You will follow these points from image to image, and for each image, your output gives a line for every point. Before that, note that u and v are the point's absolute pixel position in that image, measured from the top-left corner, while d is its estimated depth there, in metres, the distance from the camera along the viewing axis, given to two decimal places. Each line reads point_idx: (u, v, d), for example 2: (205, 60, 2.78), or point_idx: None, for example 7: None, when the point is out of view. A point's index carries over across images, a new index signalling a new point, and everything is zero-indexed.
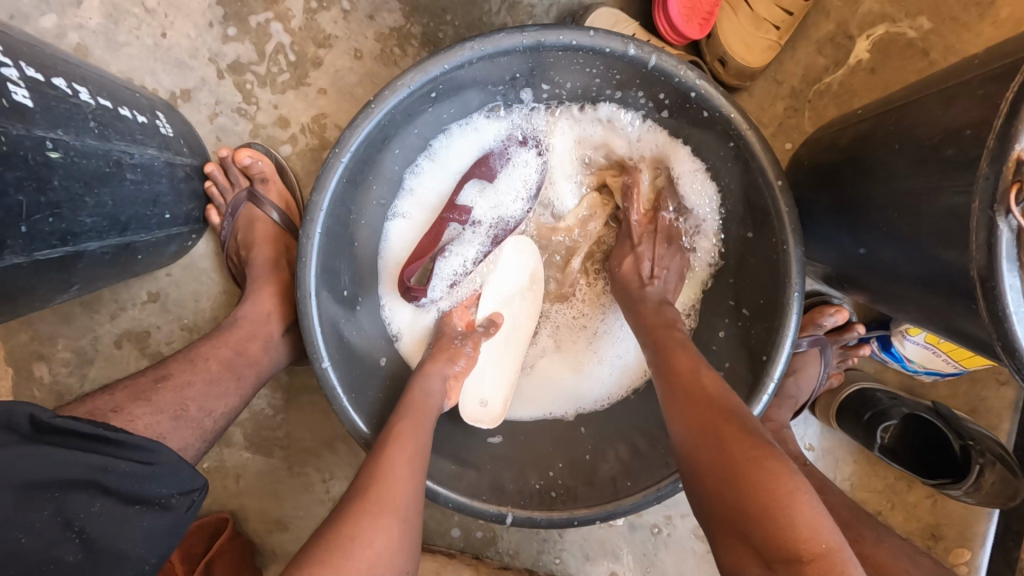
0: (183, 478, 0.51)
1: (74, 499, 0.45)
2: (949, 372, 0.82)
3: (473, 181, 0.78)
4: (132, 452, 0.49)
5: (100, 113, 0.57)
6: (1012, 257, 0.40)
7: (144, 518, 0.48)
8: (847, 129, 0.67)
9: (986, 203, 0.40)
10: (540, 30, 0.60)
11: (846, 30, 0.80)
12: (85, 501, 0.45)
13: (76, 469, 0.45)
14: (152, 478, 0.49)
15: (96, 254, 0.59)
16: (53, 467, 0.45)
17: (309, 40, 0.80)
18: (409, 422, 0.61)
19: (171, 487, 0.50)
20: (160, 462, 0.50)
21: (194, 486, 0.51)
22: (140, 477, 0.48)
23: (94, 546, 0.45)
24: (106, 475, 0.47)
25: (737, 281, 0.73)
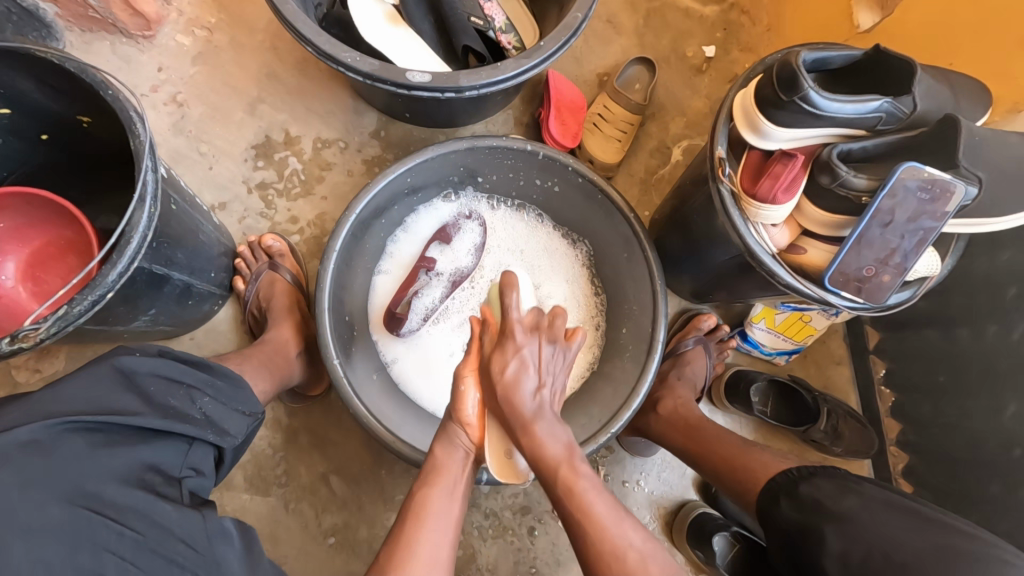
0: (251, 402, 0.78)
1: (195, 393, 0.70)
2: (792, 350, 1.13)
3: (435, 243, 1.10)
4: (221, 378, 0.76)
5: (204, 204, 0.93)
6: (733, 203, 0.76)
7: (234, 415, 0.73)
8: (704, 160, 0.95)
9: (714, 181, 0.77)
10: (474, 138, 0.98)
11: (666, 144, 1.27)
12: (202, 393, 0.71)
13: (194, 375, 0.71)
14: (235, 396, 0.76)
15: (174, 284, 0.82)
16: (180, 372, 0.70)
17: (315, 166, 1.16)
18: (433, 492, 0.72)
19: (244, 405, 0.76)
20: (241, 388, 0.77)
21: (256, 409, 0.78)
22: (228, 394, 0.75)
23: (208, 420, 0.69)
24: (210, 386, 0.73)
25: (627, 290, 1.06)
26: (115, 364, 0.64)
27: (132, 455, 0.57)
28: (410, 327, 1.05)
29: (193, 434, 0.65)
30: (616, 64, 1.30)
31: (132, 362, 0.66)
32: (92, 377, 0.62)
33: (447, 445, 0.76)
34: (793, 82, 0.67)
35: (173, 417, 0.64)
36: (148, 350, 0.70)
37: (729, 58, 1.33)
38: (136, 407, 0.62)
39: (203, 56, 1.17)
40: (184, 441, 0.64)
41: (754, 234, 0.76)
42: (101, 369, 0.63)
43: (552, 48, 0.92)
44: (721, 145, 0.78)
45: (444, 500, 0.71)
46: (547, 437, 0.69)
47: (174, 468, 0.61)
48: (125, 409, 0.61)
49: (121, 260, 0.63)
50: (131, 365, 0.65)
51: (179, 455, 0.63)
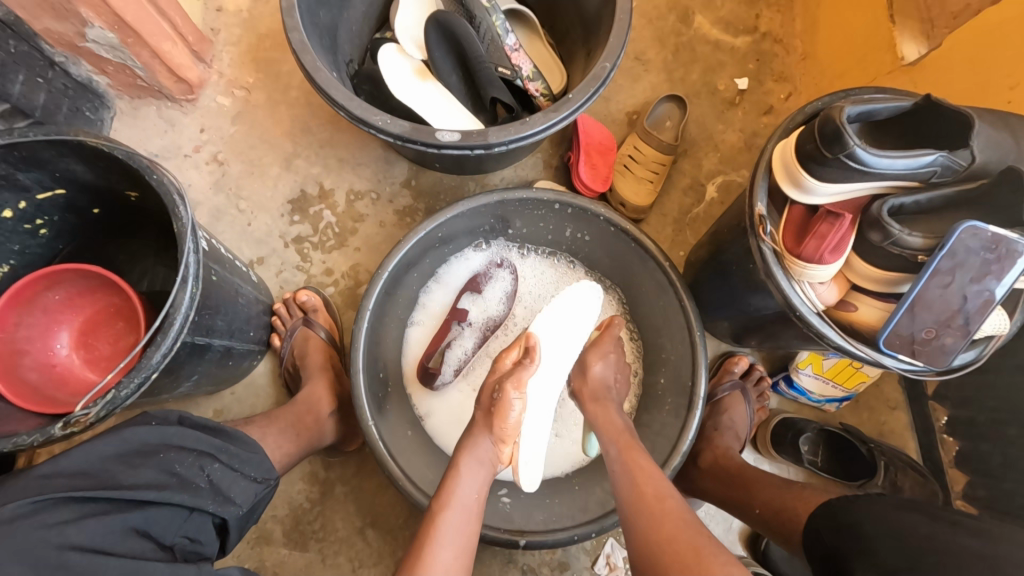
0: (264, 468, 0.78)
1: (205, 459, 0.71)
2: (843, 396, 1.07)
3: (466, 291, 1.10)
4: (236, 443, 0.77)
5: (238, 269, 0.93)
6: (773, 261, 0.72)
7: (240, 482, 0.73)
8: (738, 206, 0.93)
9: (753, 238, 0.74)
10: (503, 191, 0.98)
11: (699, 180, 1.24)
12: (212, 460, 0.71)
13: (208, 441, 0.72)
14: (246, 461, 0.76)
15: (215, 351, 0.84)
16: (194, 439, 0.71)
17: (349, 218, 1.18)
18: (447, 514, 0.70)
19: (254, 469, 0.76)
20: (254, 453, 0.78)
21: (270, 475, 0.78)
22: (240, 459, 0.75)
23: (214, 487, 0.70)
24: (222, 452, 0.73)
25: (663, 339, 1.03)
26: (130, 435, 0.65)
27: (123, 522, 0.58)
28: (443, 379, 1.05)
29: (191, 504, 0.65)
30: (646, 102, 1.28)
31: (144, 433, 0.67)
32: (107, 448, 0.64)
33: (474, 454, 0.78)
34: (838, 139, 0.64)
35: (173, 485, 0.64)
36: (169, 418, 0.72)
37: (763, 89, 1.30)
38: (141, 477, 0.63)
39: (241, 116, 1.21)
40: (183, 509, 0.64)
41: (798, 294, 0.72)
42: (113, 439, 0.64)
43: (581, 100, 0.91)
44: (759, 201, 0.75)
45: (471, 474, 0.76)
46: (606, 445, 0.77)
47: (167, 536, 0.62)
48: (129, 480, 0.61)
49: (165, 342, 0.65)
50: (143, 436, 0.67)
51: (176, 523, 0.63)
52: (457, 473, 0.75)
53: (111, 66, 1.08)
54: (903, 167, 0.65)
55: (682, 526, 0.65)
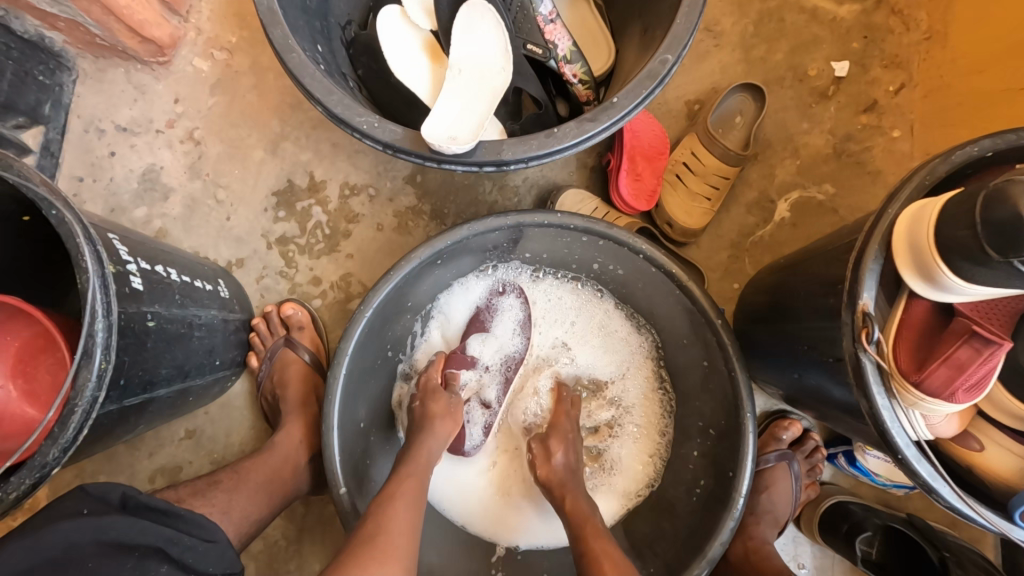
0: (228, 560, 0.62)
1: (148, 563, 0.55)
2: (916, 484, 0.88)
3: (475, 324, 0.94)
4: (193, 530, 0.61)
5: (184, 287, 0.74)
6: (879, 381, 0.52)
7: None
8: (824, 259, 0.70)
9: (850, 343, 0.53)
10: (520, 214, 0.78)
11: (769, 195, 1.00)
12: (159, 562, 0.56)
13: (157, 534, 0.57)
14: (207, 556, 0.60)
15: (162, 398, 0.71)
16: (136, 531, 0.56)
17: (341, 218, 1.00)
18: (410, 471, 0.69)
19: (217, 566, 0.61)
20: (213, 543, 0.61)
21: (234, 568, 0.63)
22: (196, 554, 0.59)
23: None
24: (173, 546, 0.57)
25: (701, 403, 0.85)
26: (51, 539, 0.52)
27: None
28: (473, 442, 0.90)
29: None
30: (712, 88, 1.02)
31: (69, 531, 0.53)
32: (12, 560, 0.50)
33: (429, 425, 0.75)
34: (1019, 238, 0.42)
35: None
36: (108, 500, 0.58)
37: (867, 77, 1.01)
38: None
39: (222, 84, 1.02)
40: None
41: (906, 429, 0.52)
42: (26, 547, 0.51)
43: (628, 106, 0.69)
44: (866, 291, 0.53)
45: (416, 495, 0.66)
46: None
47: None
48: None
49: (65, 434, 0.51)
50: (67, 537, 0.53)
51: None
52: (387, 525, 0.61)
53: (61, 21, 0.89)
54: None
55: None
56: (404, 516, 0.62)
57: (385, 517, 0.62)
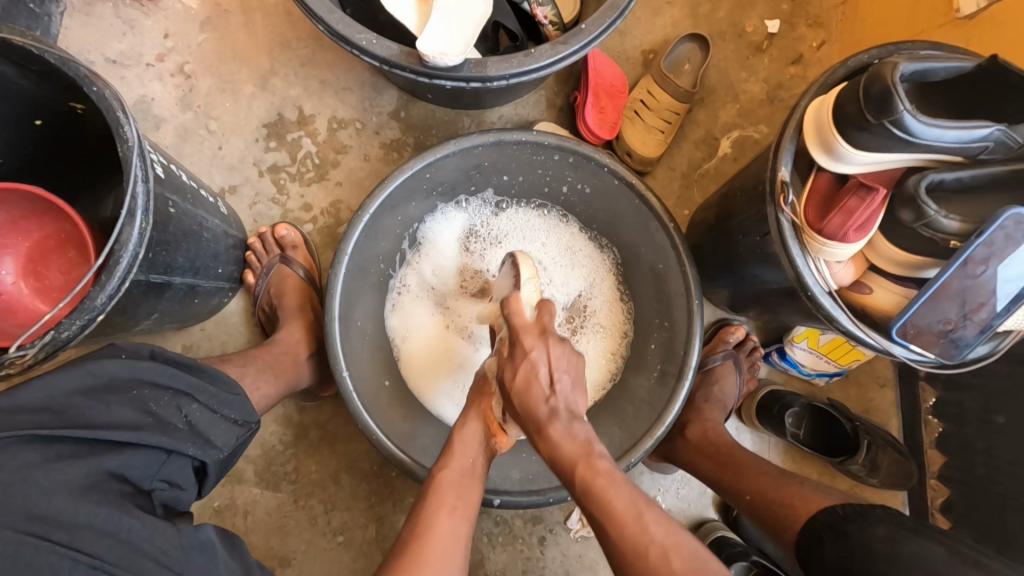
0: (245, 409, 0.73)
1: (182, 400, 0.65)
2: (834, 372, 1.05)
3: (462, 258, 1.05)
4: (216, 381, 0.71)
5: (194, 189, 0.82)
6: (793, 235, 0.65)
7: (222, 423, 0.69)
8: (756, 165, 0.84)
9: (772, 208, 0.67)
10: (500, 131, 0.88)
11: (714, 134, 1.15)
12: (190, 400, 0.66)
13: (186, 379, 0.66)
14: (228, 401, 0.71)
15: (176, 288, 0.77)
16: (171, 377, 0.65)
17: (330, 148, 1.08)
18: (450, 474, 0.69)
19: (236, 411, 0.72)
20: (234, 393, 0.72)
21: (250, 417, 0.74)
22: (220, 399, 0.70)
23: (192, 430, 0.65)
24: (201, 391, 0.68)
25: (657, 303, 0.98)
26: (96, 369, 0.59)
27: (98, 466, 0.53)
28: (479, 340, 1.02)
29: (169, 446, 0.60)
30: (664, 40, 1.15)
31: (114, 366, 0.61)
32: (69, 383, 0.57)
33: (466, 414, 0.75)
34: (886, 102, 0.56)
35: (149, 427, 0.60)
36: (138, 352, 0.66)
37: (795, 35, 1.17)
38: (113, 417, 0.57)
39: (211, 22, 1.07)
40: (160, 453, 0.60)
41: (815, 274, 0.66)
42: (78, 373, 0.58)
43: (595, 32, 0.80)
44: (784, 166, 0.67)
45: (460, 483, 0.69)
46: (563, 436, 0.63)
47: (143, 482, 0.57)
48: (99, 420, 0.56)
49: (110, 282, 0.58)
50: (113, 371, 0.61)
51: (152, 466, 0.59)
52: (430, 536, 0.62)
53: None
54: (954, 139, 0.57)
55: (628, 506, 0.58)
56: (443, 509, 0.65)
57: (428, 515, 0.65)
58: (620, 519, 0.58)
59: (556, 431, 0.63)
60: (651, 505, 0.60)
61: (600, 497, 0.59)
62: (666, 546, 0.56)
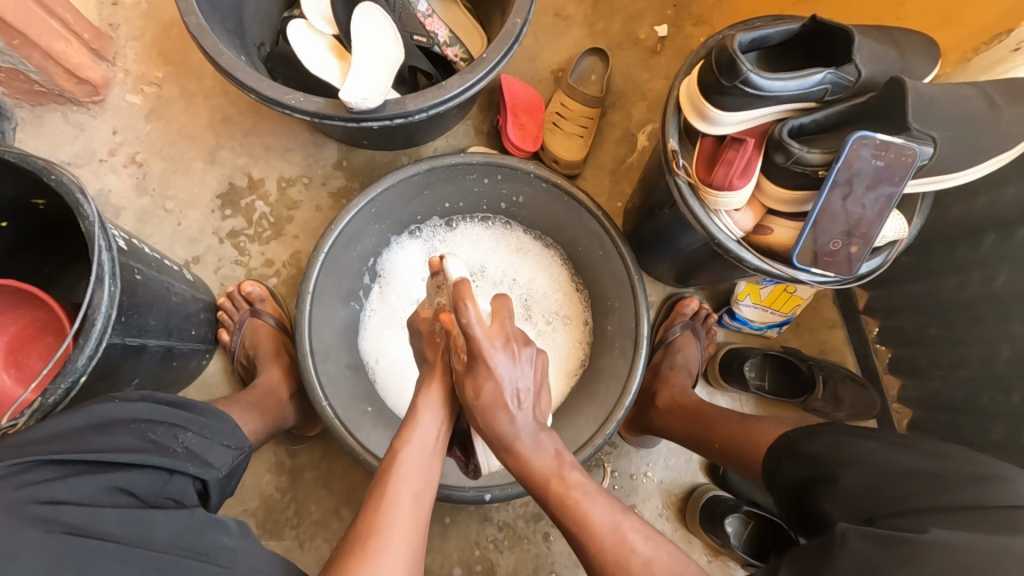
0: (236, 437, 0.73)
1: (176, 431, 0.66)
2: (782, 321, 1.13)
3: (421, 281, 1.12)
4: (205, 414, 0.72)
5: (157, 258, 0.87)
6: (691, 194, 0.75)
7: (216, 450, 0.69)
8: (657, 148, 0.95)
9: (670, 175, 0.76)
10: (431, 158, 0.97)
11: (630, 131, 1.26)
12: (184, 430, 0.67)
13: (176, 414, 0.68)
14: (218, 431, 0.72)
15: (154, 350, 0.83)
16: (161, 412, 0.66)
17: (283, 206, 1.15)
18: (410, 450, 0.70)
19: (229, 441, 0.72)
20: (223, 424, 0.73)
21: (243, 443, 0.74)
22: (212, 430, 0.71)
23: (190, 454, 0.65)
24: (191, 424, 0.69)
25: (606, 287, 1.05)
26: (94, 411, 0.61)
27: (104, 481, 0.53)
28: None
29: (171, 466, 0.61)
30: (569, 58, 1.28)
31: (110, 408, 0.62)
32: (69, 423, 0.59)
33: (425, 399, 0.75)
34: (733, 67, 0.66)
35: (150, 450, 0.60)
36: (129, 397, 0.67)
37: (683, 34, 1.31)
38: (113, 443, 0.58)
39: (155, 113, 1.16)
40: (163, 472, 0.59)
41: (719, 224, 0.75)
42: (76, 415, 0.60)
43: (496, 58, 0.91)
44: (672, 138, 0.76)
45: (414, 465, 0.69)
46: (532, 451, 0.69)
47: (151, 496, 0.56)
48: (102, 445, 0.57)
49: (89, 344, 0.63)
50: (108, 412, 0.62)
51: (158, 484, 0.58)
52: (384, 509, 0.64)
53: (2, 72, 1.02)
54: (796, 87, 0.68)
55: (604, 517, 0.65)
56: (404, 484, 0.66)
57: (387, 490, 0.66)
58: (598, 532, 0.64)
59: (525, 448, 0.69)
60: (626, 512, 0.66)
61: (580, 519, 0.65)
62: (648, 557, 0.62)
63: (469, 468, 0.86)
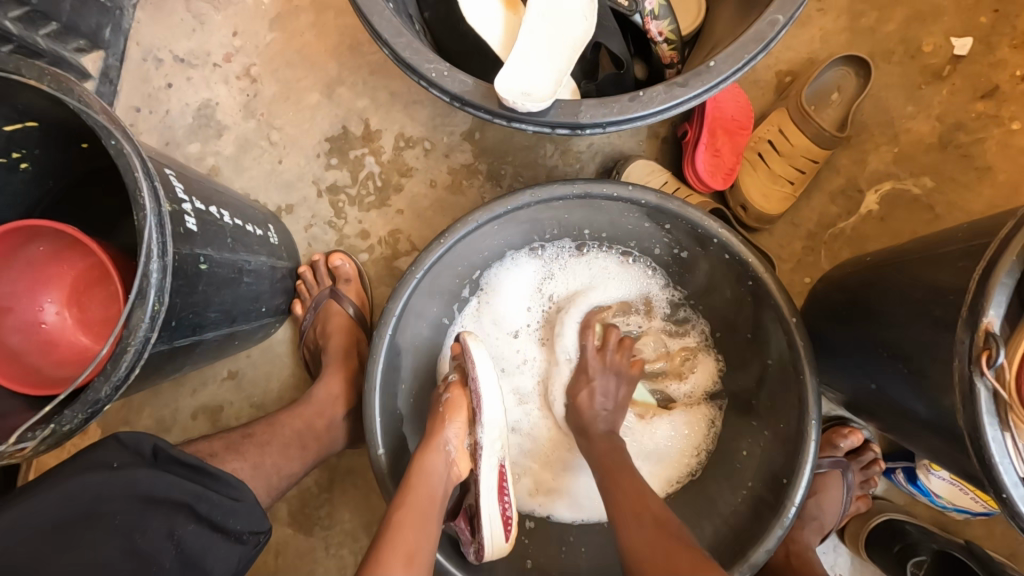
0: (256, 518, 0.56)
1: (176, 519, 0.50)
2: (980, 510, 0.82)
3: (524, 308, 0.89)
4: (222, 487, 0.55)
5: (223, 224, 0.69)
6: (991, 409, 0.46)
7: (224, 545, 0.52)
8: (919, 261, 0.64)
9: (963, 365, 0.48)
10: (588, 181, 0.72)
11: (858, 185, 0.91)
12: (184, 519, 0.50)
13: (183, 489, 0.51)
14: (237, 508, 0.54)
15: (210, 340, 0.70)
16: (162, 487, 0.50)
17: (394, 171, 0.96)
18: (416, 499, 0.64)
19: (249, 522, 0.55)
20: (241, 499, 0.55)
21: (264, 529, 0.56)
22: (226, 508, 0.53)
23: (183, 562, 0.49)
24: (200, 501, 0.52)
25: (756, 403, 0.79)
26: (76, 491, 0.48)
27: None
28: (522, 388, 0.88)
29: None
30: (808, 59, 0.92)
31: (95, 485, 0.48)
32: (44, 513, 0.46)
33: (427, 451, 0.69)
34: None
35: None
36: (140, 450, 0.53)
37: (991, 59, 0.89)
38: (79, 563, 0.45)
39: (281, 20, 0.97)
40: None
41: (1017, 466, 0.47)
42: (57, 496, 0.47)
43: (725, 71, 0.61)
44: (993, 308, 0.47)
45: (421, 517, 0.62)
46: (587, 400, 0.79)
47: None
48: (62, 572, 0.44)
49: (116, 373, 0.50)
50: (93, 490, 0.48)
51: None
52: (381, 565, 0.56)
53: None
54: None
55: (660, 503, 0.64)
56: (404, 542, 0.59)
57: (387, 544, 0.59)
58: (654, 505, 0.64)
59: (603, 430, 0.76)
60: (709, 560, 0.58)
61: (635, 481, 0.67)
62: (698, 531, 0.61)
63: (471, 547, 0.72)
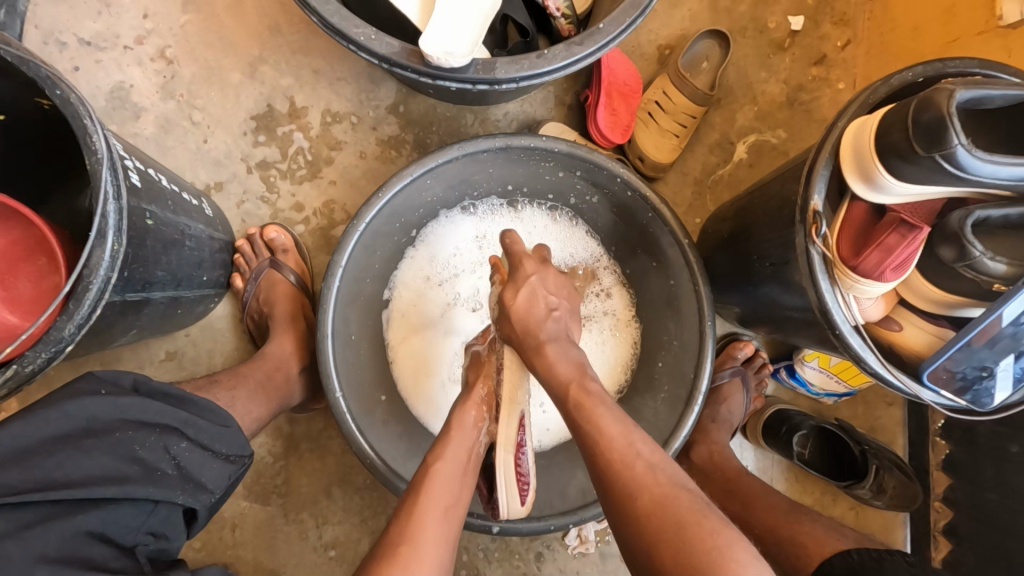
0: (239, 442, 0.65)
1: (170, 438, 0.58)
2: (843, 392, 1.01)
3: (463, 259, 0.98)
4: (206, 413, 0.62)
5: (171, 194, 0.74)
6: (823, 271, 0.61)
7: (214, 462, 0.61)
8: (774, 181, 0.80)
9: (803, 240, 0.62)
10: (507, 136, 0.82)
11: (729, 138, 1.08)
12: (178, 438, 0.58)
13: (173, 414, 0.58)
14: (221, 431, 0.63)
15: (158, 302, 0.72)
16: (154, 411, 0.57)
17: (324, 145, 1.01)
18: (442, 463, 0.63)
19: (233, 447, 0.64)
20: (228, 425, 0.63)
21: (246, 451, 0.65)
22: (212, 432, 0.62)
23: (182, 473, 0.57)
24: (191, 424, 0.60)
25: (663, 320, 0.93)
26: (75, 410, 0.53)
27: (70, 529, 0.47)
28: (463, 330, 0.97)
29: (157, 496, 0.53)
30: (682, 34, 1.08)
31: (91, 406, 0.54)
32: (42, 431, 0.51)
33: (462, 416, 0.70)
34: (937, 134, 0.50)
35: (134, 477, 0.53)
36: (121, 383, 0.58)
37: (819, 33, 1.11)
38: (92, 466, 0.51)
39: (194, 2, 0.99)
40: (147, 503, 0.53)
41: (845, 312, 0.62)
42: (52, 417, 0.52)
43: (612, 33, 0.74)
44: (817, 194, 0.62)
45: (449, 478, 0.62)
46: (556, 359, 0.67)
47: (127, 536, 0.51)
48: (77, 473, 0.50)
49: (78, 312, 0.53)
50: (88, 412, 0.54)
51: (139, 519, 0.52)
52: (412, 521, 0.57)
53: None
54: (1009, 178, 0.52)
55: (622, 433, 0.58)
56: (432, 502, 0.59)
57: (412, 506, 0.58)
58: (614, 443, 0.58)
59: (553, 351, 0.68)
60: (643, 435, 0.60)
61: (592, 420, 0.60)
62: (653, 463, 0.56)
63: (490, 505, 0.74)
